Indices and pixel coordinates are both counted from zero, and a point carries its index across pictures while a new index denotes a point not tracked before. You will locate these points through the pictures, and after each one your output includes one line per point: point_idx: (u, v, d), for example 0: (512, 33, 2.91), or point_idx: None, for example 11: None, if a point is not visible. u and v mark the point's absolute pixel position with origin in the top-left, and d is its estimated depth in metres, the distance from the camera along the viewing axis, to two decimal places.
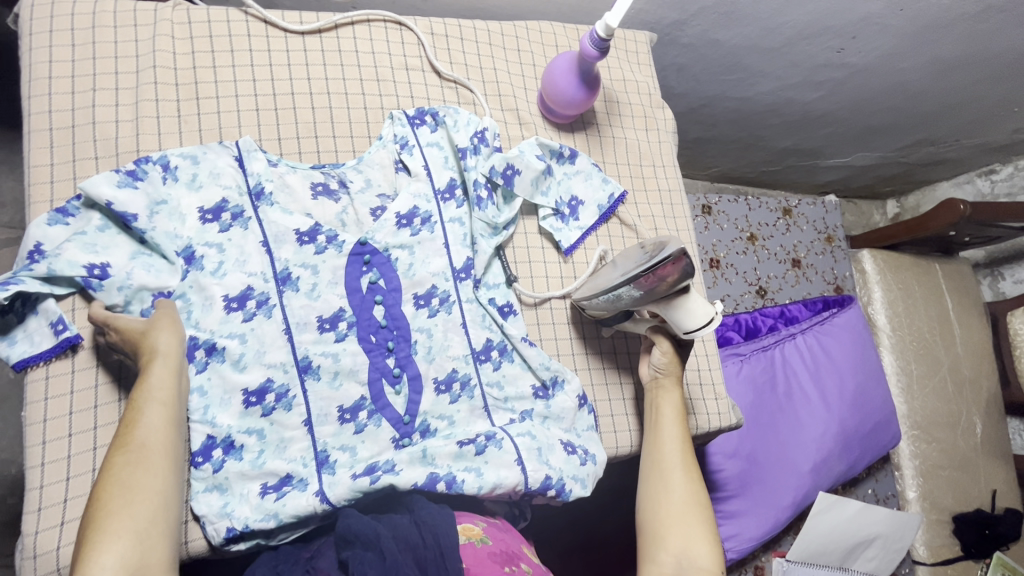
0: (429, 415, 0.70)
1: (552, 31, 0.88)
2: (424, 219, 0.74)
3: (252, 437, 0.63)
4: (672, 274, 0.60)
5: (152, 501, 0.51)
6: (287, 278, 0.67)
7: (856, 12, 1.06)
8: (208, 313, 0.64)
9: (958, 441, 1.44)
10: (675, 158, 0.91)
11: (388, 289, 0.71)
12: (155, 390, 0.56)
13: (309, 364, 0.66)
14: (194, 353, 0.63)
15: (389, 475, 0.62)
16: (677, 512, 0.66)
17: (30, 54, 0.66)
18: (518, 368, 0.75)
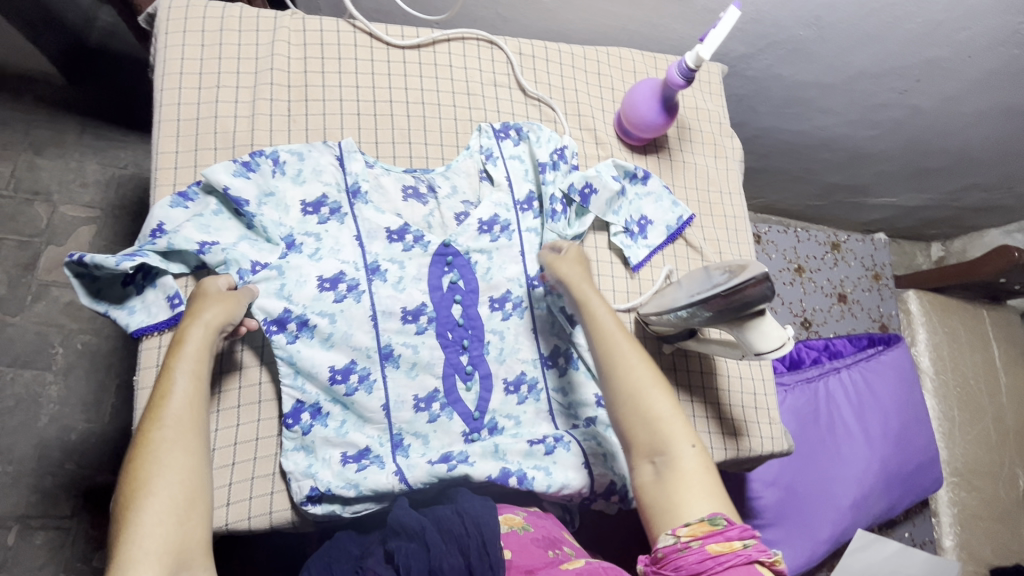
0: (497, 413, 0.73)
1: (632, 58, 0.93)
2: (503, 227, 0.78)
3: (338, 406, 0.68)
4: (751, 297, 0.62)
5: (185, 475, 0.48)
6: (376, 269, 0.72)
7: (923, 56, 1.07)
8: (302, 288, 0.68)
9: (1000, 492, 1.41)
10: (740, 186, 0.94)
11: (466, 290, 0.75)
12: (187, 361, 0.54)
13: (391, 351, 0.70)
14: (287, 325, 0.67)
15: (464, 467, 0.67)
16: (636, 390, 0.58)
17: (164, 50, 0.72)
18: (584, 378, 0.76)
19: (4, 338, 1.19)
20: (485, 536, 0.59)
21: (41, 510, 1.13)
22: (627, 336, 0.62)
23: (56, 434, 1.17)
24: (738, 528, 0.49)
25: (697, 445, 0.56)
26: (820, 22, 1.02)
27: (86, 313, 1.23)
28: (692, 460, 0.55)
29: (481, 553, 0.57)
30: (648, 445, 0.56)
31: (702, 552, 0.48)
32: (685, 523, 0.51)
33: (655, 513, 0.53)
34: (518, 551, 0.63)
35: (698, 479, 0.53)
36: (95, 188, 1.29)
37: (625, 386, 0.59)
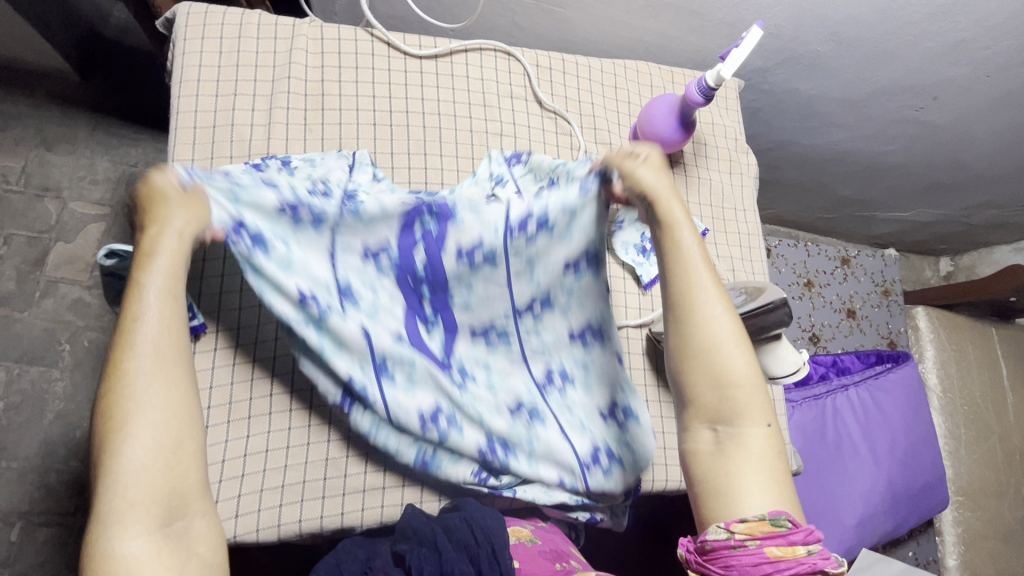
0: (464, 360, 0.71)
1: (648, 72, 0.92)
2: (498, 179, 0.72)
3: (312, 328, 0.61)
4: (767, 322, 0.62)
5: (168, 410, 0.43)
6: (352, 198, 0.66)
7: (942, 74, 1.07)
8: (258, 202, 0.58)
9: (1005, 512, 1.38)
10: (754, 203, 0.94)
11: (436, 234, 0.68)
12: (158, 279, 0.47)
13: (349, 287, 0.64)
14: (238, 238, 0.56)
15: (451, 434, 0.67)
16: (717, 346, 0.53)
17: (182, 57, 0.73)
18: (559, 318, 0.72)
19: (12, 334, 1.20)
20: (495, 544, 0.59)
21: (44, 506, 1.13)
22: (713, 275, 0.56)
23: (61, 431, 1.17)
24: (802, 532, 0.47)
25: (771, 425, 0.53)
26: (838, 39, 1.02)
27: (93, 310, 1.23)
28: (761, 441, 0.52)
29: (491, 561, 0.58)
30: (714, 411, 0.53)
31: (759, 553, 0.46)
32: (742, 519, 0.48)
33: (709, 489, 0.52)
34: (526, 562, 0.63)
35: (767, 466, 0.51)
36: (105, 185, 1.29)
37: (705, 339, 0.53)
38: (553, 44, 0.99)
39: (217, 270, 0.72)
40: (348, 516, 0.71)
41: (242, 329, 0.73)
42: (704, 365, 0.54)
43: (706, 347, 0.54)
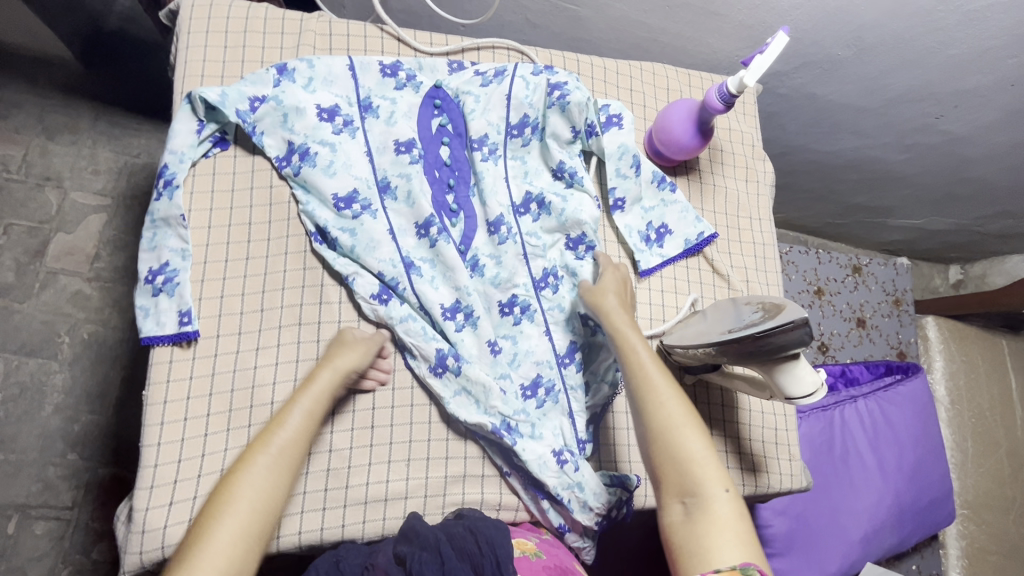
0: (480, 253, 0.77)
1: (665, 74, 0.90)
2: (498, 72, 0.80)
3: (346, 234, 0.72)
4: (787, 341, 0.59)
5: (255, 507, 0.53)
6: (369, 105, 0.77)
7: (965, 82, 1.03)
8: (302, 117, 0.73)
9: (1011, 528, 1.36)
10: (770, 212, 0.91)
11: (454, 133, 0.79)
12: (305, 398, 0.61)
13: (387, 184, 0.75)
14: (292, 157, 0.73)
15: (468, 328, 0.74)
16: (671, 426, 0.57)
17: (186, 51, 0.73)
18: (553, 221, 0.79)
19: (10, 325, 1.18)
20: (499, 556, 0.57)
21: (41, 500, 1.12)
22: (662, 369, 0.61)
23: (59, 425, 1.16)
24: None
25: (730, 490, 0.54)
26: (860, 44, 0.99)
27: (93, 303, 1.21)
28: (726, 505, 0.53)
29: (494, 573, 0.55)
30: (678, 484, 0.55)
31: None
32: (715, 570, 0.49)
33: (683, 553, 0.51)
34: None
35: (734, 526, 0.52)
36: (106, 176, 1.27)
37: (658, 420, 0.58)
38: (564, 44, 0.97)
39: (219, 274, 0.70)
40: (349, 528, 0.68)
41: (244, 332, 0.69)
42: (659, 443, 0.57)
43: (659, 427, 0.57)
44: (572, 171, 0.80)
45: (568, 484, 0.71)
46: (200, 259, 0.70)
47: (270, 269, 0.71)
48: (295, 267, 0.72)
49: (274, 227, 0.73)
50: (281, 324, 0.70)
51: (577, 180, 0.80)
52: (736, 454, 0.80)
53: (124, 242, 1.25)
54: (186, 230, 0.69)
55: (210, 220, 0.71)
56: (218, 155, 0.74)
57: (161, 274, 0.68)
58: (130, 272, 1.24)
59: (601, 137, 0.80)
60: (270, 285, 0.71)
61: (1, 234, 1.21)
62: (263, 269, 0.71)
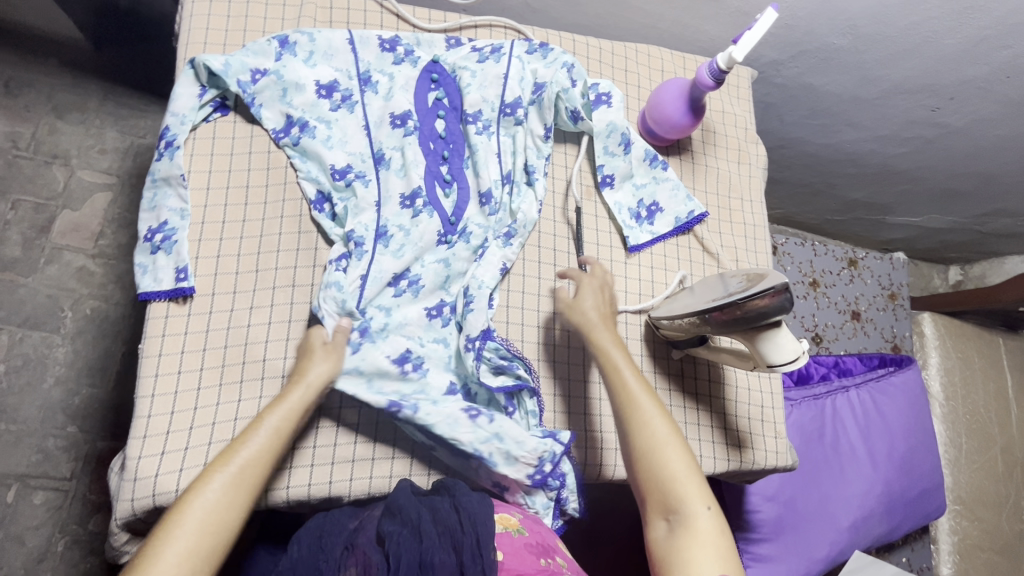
0: (471, 223, 0.79)
1: (660, 57, 0.92)
2: (494, 49, 0.81)
3: (343, 204, 0.74)
4: (768, 308, 0.61)
5: (207, 527, 0.52)
6: (368, 79, 0.78)
7: (960, 73, 1.04)
8: (301, 93, 0.75)
9: (1003, 524, 1.35)
10: (761, 194, 0.93)
11: (449, 107, 0.81)
12: (278, 418, 0.60)
13: (383, 156, 0.77)
14: (291, 129, 0.75)
15: (408, 294, 0.75)
16: (654, 445, 0.58)
17: (191, 20, 0.76)
18: (532, 197, 0.81)
19: (15, 299, 1.20)
20: (480, 536, 0.59)
21: (41, 470, 1.14)
22: (646, 388, 0.62)
23: (60, 397, 1.18)
24: None
25: (713, 507, 0.55)
26: (856, 32, 1.00)
27: (96, 279, 1.23)
28: (707, 522, 0.54)
29: (474, 553, 0.57)
30: (661, 502, 0.56)
31: None
32: None
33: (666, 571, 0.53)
34: (511, 554, 0.62)
35: (714, 542, 0.53)
36: (113, 155, 1.29)
37: (642, 439, 0.59)
38: (563, 27, 0.99)
39: (216, 235, 0.72)
40: (336, 484, 0.71)
41: (239, 292, 0.71)
42: (642, 461, 0.58)
43: (642, 445, 0.59)
44: (531, 170, 0.82)
45: (485, 437, 0.70)
46: (198, 219, 0.72)
47: (266, 232, 0.73)
48: (290, 231, 0.74)
49: (271, 191, 0.74)
50: (274, 285, 0.72)
51: (535, 178, 0.81)
52: (722, 428, 0.81)
53: (127, 220, 1.27)
54: (186, 189, 0.71)
55: (208, 183, 0.73)
56: (218, 120, 0.75)
57: (160, 232, 0.70)
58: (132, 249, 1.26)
59: (589, 117, 0.82)
60: (265, 247, 0.72)
61: (9, 210, 1.23)
62: (258, 232, 0.73)
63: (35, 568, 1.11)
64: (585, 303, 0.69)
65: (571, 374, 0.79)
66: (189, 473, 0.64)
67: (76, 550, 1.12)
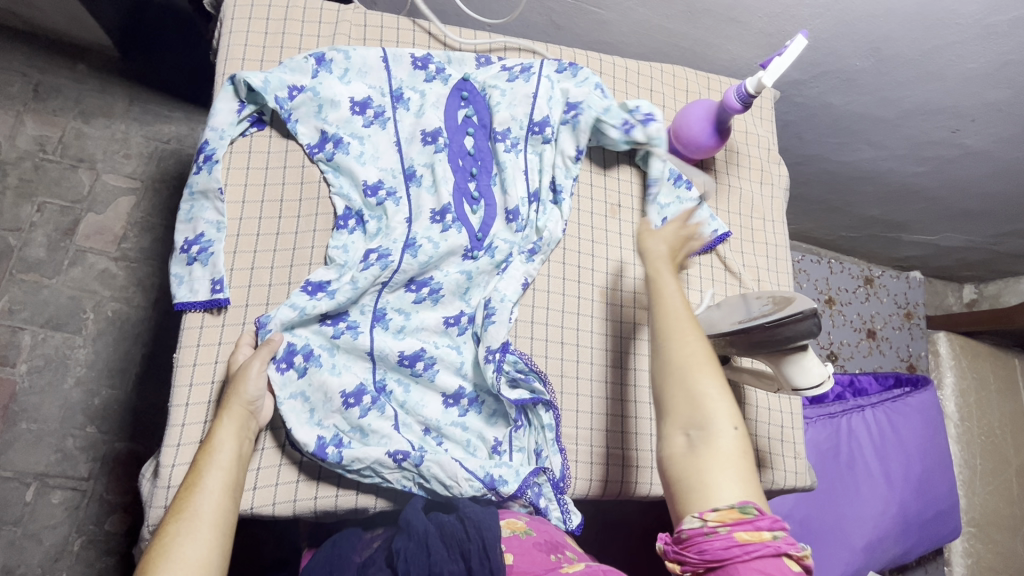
0: (497, 238, 0.80)
1: (685, 77, 0.93)
2: (524, 68, 0.83)
3: (374, 218, 0.76)
4: (797, 331, 0.62)
5: (194, 566, 0.51)
6: (400, 96, 0.80)
7: (980, 97, 1.05)
8: (336, 110, 0.77)
9: (1018, 547, 1.34)
10: (783, 214, 0.94)
11: (478, 125, 0.82)
12: (218, 456, 0.60)
13: (414, 172, 0.79)
14: (325, 145, 0.76)
15: (429, 301, 0.76)
16: (688, 363, 0.53)
17: (229, 36, 0.78)
18: (558, 211, 0.82)
19: (39, 299, 1.22)
20: (486, 541, 0.59)
21: (60, 469, 1.16)
22: (689, 308, 0.57)
23: (80, 398, 1.19)
24: (768, 519, 0.47)
25: (740, 427, 0.51)
26: (879, 55, 1.00)
27: (119, 282, 1.25)
28: (730, 442, 0.51)
29: (481, 556, 0.58)
30: (685, 418, 0.52)
31: (728, 539, 0.46)
32: (714, 507, 0.48)
33: (682, 483, 0.50)
34: (520, 555, 0.63)
35: (734, 463, 0.50)
36: (137, 160, 1.31)
37: (676, 357, 0.54)
38: (587, 45, 1.00)
39: (250, 248, 0.73)
40: (362, 497, 0.72)
41: (271, 303, 0.72)
42: (674, 373, 0.53)
43: (676, 359, 0.54)
44: (558, 188, 0.83)
45: (412, 476, 0.70)
46: (234, 231, 0.74)
47: (299, 244, 0.75)
48: (323, 244, 0.75)
49: (305, 205, 0.76)
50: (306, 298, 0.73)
51: (563, 197, 0.83)
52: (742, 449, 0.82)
53: (151, 224, 1.29)
54: (223, 202, 0.73)
55: (244, 196, 0.75)
56: (255, 135, 0.77)
57: (196, 243, 0.72)
58: (154, 253, 1.28)
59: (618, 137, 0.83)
60: (298, 259, 0.74)
61: (35, 212, 1.25)
62: (291, 244, 0.74)
63: (51, 567, 1.12)
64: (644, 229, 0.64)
65: (594, 390, 0.80)
66: None
67: (92, 549, 1.14)
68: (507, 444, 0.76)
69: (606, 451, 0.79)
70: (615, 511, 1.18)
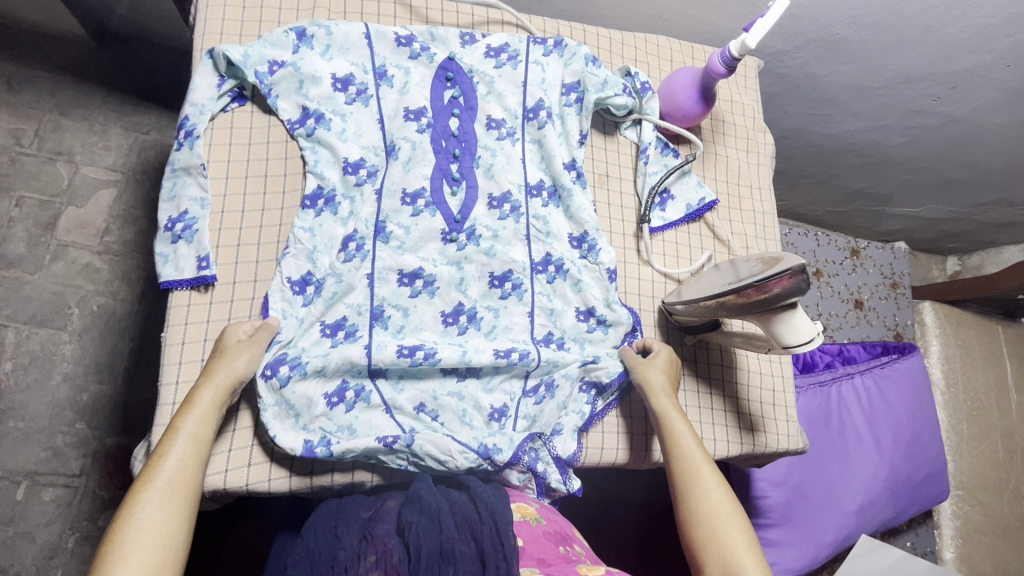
0: (478, 223, 0.79)
1: (669, 47, 0.94)
2: (511, 56, 0.83)
3: (347, 201, 0.75)
4: (785, 289, 0.63)
5: (159, 538, 0.51)
6: (383, 73, 0.79)
7: (963, 62, 1.05)
8: (318, 86, 0.76)
9: (1004, 508, 1.37)
10: (770, 181, 0.95)
11: (465, 106, 0.81)
12: (192, 423, 0.59)
13: (393, 147, 0.77)
14: (306, 120, 0.75)
15: (513, 297, 0.79)
16: (716, 514, 0.62)
17: (207, 11, 0.77)
18: (562, 216, 0.83)
19: (21, 296, 1.19)
20: (499, 524, 0.59)
21: (50, 467, 1.14)
22: (708, 462, 0.67)
23: (68, 394, 1.17)
24: None
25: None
26: (860, 22, 1.01)
27: (103, 276, 1.23)
28: None
29: (495, 541, 0.57)
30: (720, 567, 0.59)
31: None
32: None
33: None
34: (529, 542, 0.63)
35: None
36: (117, 152, 1.28)
37: (705, 507, 0.63)
38: (571, 18, 0.99)
39: (235, 225, 0.74)
40: (358, 472, 0.72)
41: (260, 280, 0.73)
42: (704, 527, 0.61)
43: (706, 512, 0.62)
44: (562, 176, 0.82)
45: (405, 456, 0.70)
46: (218, 210, 0.74)
47: (285, 220, 0.75)
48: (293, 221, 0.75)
49: (290, 180, 0.76)
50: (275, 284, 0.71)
51: (583, 181, 0.83)
52: (735, 412, 0.83)
53: (133, 217, 1.27)
54: (206, 178, 0.73)
55: (227, 172, 0.75)
56: (236, 110, 0.76)
57: (180, 221, 0.71)
58: (138, 246, 1.25)
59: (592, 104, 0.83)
60: (285, 236, 0.75)
61: (13, 207, 1.22)
62: (278, 220, 0.75)
63: (45, 565, 1.11)
64: (656, 369, 0.75)
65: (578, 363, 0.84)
66: (214, 460, 0.68)
67: (86, 546, 1.13)
68: (513, 410, 0.76)
69: (602, 420, 0.80)
70: (612, 488, 1.19)
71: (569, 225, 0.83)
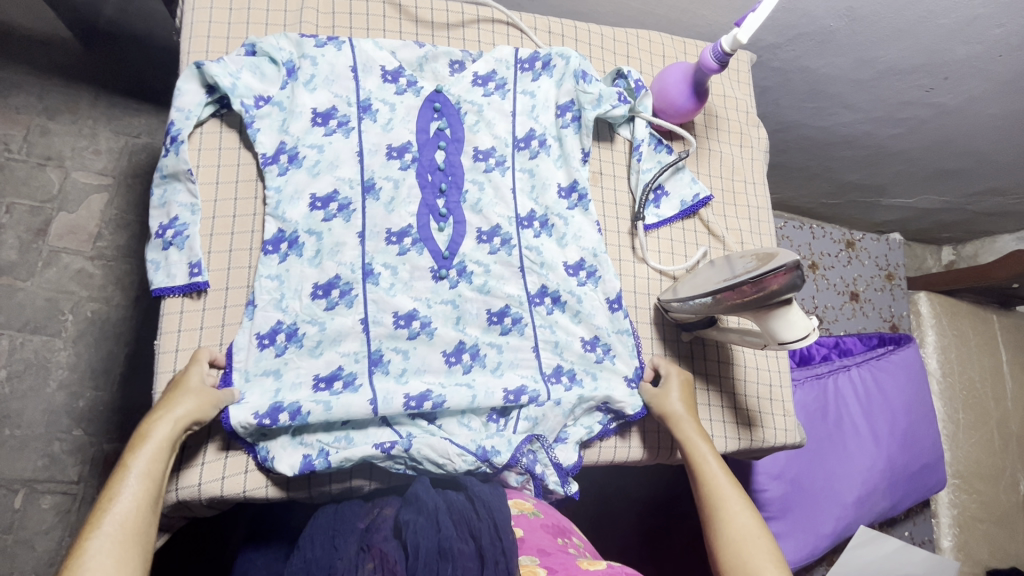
0: (467, 258, 0.78)
1: (661, 42, 0.93)
2: (499, 84, 0.83)
3: (312, 237, 0.74)
4: (780, 285, 0.63)
5: None
6: (368, 107, 0.78)
7: (955, 53, 1.05)
8: (297, 120, 0.76)
9: (999, 495, 1.38)
10: (764, 176, 0.95)
11: (451, 138, 0.80)
12: (142, 462, 0.57)
13: (373, 184, 0.76)
14: (279, 156, 0.75)
15: (514, 332, 0.78)
16: (744, 537, 0.63)
17: (193, 14, 0.77)
18: (555, 246, 0.81)
19: (14, 303, 1.18)
20: (497, 522, 0.59)
21: (48, 474, 1.14)
22: (732, 484, 0.68)
23: (65, 400, 1.17)
24: None
25: None
26: (852, 14, 1.01)
27: (96, 281, 1.22)
28: None
29: (493, 536, 0.57)
30: None
31: None
32: None
33: None
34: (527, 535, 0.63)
35: None
36: (107, 156, 1.27)
37: (734, 531, 0.64)
38: (563, 15, 0.98)
39: (227, 230, 0.74)
40: (356, 477, 0.72)
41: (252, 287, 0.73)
42: (733, 551, 0.63)
43: (735, 535, 0.64)
44: (560, 216, 0.82)
45: (404, 460, 0.70)
46: (209, 215, 0.73)
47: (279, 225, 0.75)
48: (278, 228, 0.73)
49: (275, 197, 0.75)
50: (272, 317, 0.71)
51: (585, 202, 0.83)
52: (732, 407, 0.83)
53: (124, 221, 1.25)
54: (195, 183, 0.73)
55: (217, 177, 0.74)
56: (224, 115, 0.76)
57: (171, 228, 0.71)
58: (131, 251, 1.24)
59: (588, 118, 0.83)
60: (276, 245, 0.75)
61: (4, 213, 1.21)
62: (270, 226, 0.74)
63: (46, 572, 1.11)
64: (674, 393, 0.76)
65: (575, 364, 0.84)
66: (212, 467, 0.68)
67: None
68: (513, 412, 0.76)
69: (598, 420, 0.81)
70: (611, 485, 1.20)
71: (568, 258, 0.81)
